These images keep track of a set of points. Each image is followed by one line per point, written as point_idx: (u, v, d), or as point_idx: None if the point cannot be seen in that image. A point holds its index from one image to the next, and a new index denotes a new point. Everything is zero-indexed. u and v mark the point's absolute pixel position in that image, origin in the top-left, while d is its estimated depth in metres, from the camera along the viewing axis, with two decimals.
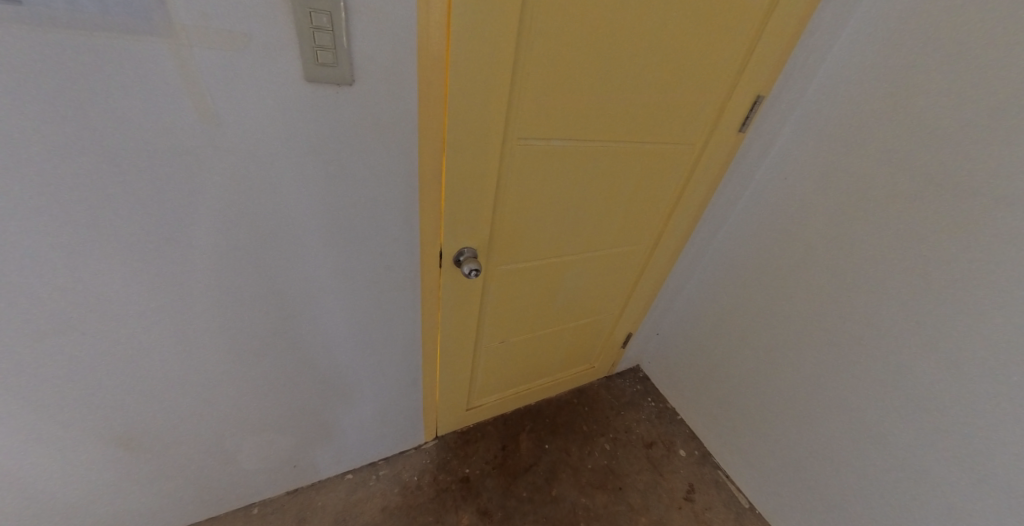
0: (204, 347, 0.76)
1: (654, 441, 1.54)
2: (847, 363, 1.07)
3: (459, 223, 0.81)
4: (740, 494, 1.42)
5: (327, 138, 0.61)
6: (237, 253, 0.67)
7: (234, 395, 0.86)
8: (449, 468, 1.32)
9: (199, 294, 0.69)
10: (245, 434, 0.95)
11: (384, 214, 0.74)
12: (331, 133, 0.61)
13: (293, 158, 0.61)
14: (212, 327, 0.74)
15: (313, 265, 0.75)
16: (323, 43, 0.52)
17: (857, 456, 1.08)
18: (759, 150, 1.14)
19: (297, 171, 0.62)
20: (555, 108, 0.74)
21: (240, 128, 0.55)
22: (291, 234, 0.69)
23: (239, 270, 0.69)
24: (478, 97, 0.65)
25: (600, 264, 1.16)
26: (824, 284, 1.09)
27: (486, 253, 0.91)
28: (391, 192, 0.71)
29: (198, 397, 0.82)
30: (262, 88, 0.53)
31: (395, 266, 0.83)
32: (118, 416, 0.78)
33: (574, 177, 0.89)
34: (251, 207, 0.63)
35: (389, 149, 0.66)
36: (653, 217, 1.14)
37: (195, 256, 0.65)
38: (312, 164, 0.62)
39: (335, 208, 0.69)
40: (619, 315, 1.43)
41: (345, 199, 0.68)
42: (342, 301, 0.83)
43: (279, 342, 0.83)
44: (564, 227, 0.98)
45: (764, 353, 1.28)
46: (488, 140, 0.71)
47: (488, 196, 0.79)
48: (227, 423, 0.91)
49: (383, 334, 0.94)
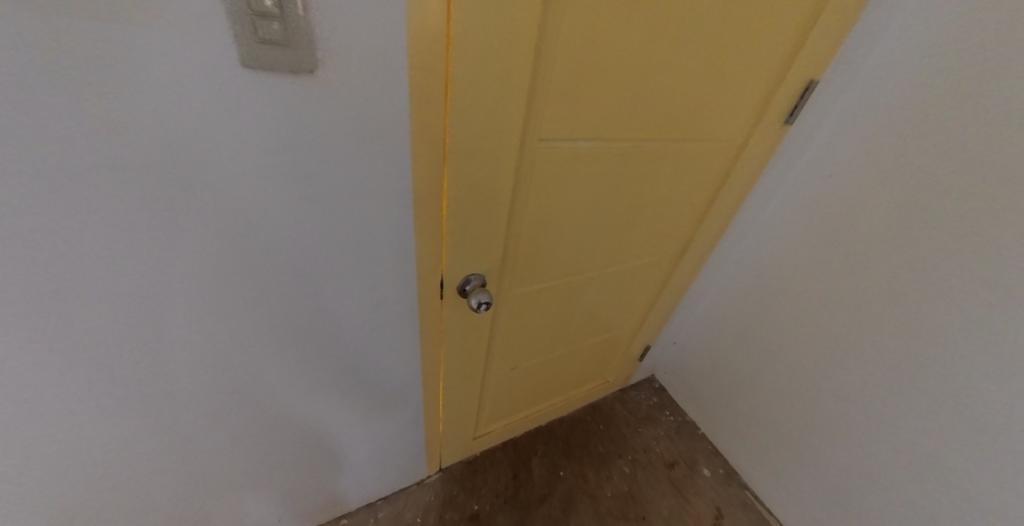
0: (150, 409, 0.61)
1: (675, 460, 1.42)
2: (897, 386, 0.93)
3: (467, 245, 0.66)
4: (771, 515, 1.31)
5: (290, 149, 0.46)
6: (183, 298, 0.52)
7: (200, 453, 0.72)
8: (456, 505, 1.19)
9: (135, 352, 0.54)
10: (219, 492, 0.82)
11: (372, 240, 0.59)
12: (293, 141, 0.45)
13: (242, 175, 0.45)
14: (158, 388, 0.59)
15: (286, 305, 0.60)
16: (266, 11, 0.37)
17: (908, 489, 0.96)
18: (801, 144, 0.97)
19: (248, 189, 0.47)
20: (584, 102, 0.59)
21: (160, 140, 0.40)
22: (250, 270, 0.54)
23: (187, 320, 0.54)
24: (491, 89, 0.50)
25: (622, 277, 1.02)
26: (875, 297, 0.93)
27: (496, 277, 0.76)
28: (379, 213, 0.57)
29: (157, 461, 0.69)
30: (188, 83, 0.38)
31: (387, 298, 0.68)
32: (55, 496, 0.63)
33: (599, 185, 0.74)
34: (193, 242, 0.48)
35: (373, 160, 0.51)
36: (681, 224, 1.00)
37: (122, 310, 0.49)
38: (271, 182, 0.47)
39: (306, 236, 0.54)
40: (639, 326, 1.30)
41: (320, 224, 0.53)
42: (322, 342, 0.68)
43: (248, 393, 0.68)
44: (585, 241, 0.84)
45: (801, 371, 1.14)
46: (501, 143, 0.56)
47: (500, 210, 0.64)
48: (195, 485, 0.77)
49: (374, 373, 0.80)
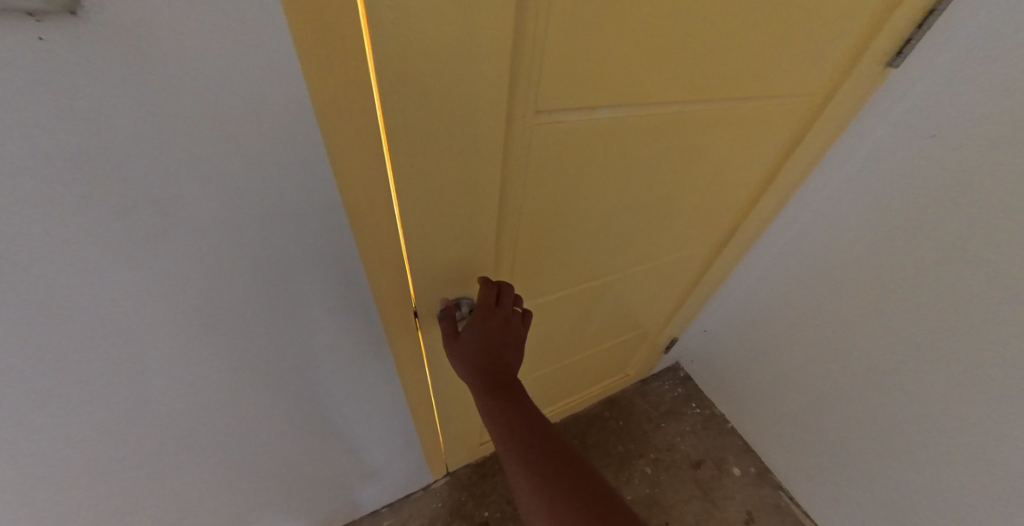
0: (75, 464, 0.52)
1: (702, 459, 1.30)
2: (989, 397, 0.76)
3: (439, 259, 0.48)
4: (808, 519, 1.20)
5: (105, 146, 0.27)
6: (47, 354, 0.38)
7: (160, 493, 0.65)
8: (464, 513, 1.11)
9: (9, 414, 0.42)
10: (200, 520, 0.76)
11: (303, 255, 0.43)
12: (98, 130, 0.26)
13: (30, 200, 0.28)
14: (73, 443, 0.49)
15: (203, 344, 0.47)
16: None
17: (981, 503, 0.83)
18: (906, 81, 0.67)
19: (58, 212, 0.29)
20: (609, 51, 0.37)
21: None
22: (124, 321, 0.39)
23: (62, 385, 0.42)
24: (442, 40, 0.29)
25: (651, 273, 0.83)
26: (975, 295, 0.72)
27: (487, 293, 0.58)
28: (302, 228, 0.40)
29: (114, 504, 0.62)
30: None
31: (344, 321, 0.54)
32: None
33: (626, 169, 0.53)
34: (16, 292, 0.32)
35: (265, 164, 0.34)
36: (729, 206, 0.78)
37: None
38: (97, 199, 0.30)
39: (206, 263, 0.39)
40: (666, 320, 1.12)
41: (214, 245, 0.38)
42: (266, 372, 0.55)
43: (193, 436, 0.58)
44: (606, 239, 0.64)
45: (866, 374, 0.94)
46: (473, 120, 0.35)
47: (483, 216, 0.46)
48: (170, 517, 0.71)
49: (345, 397, 0.67)
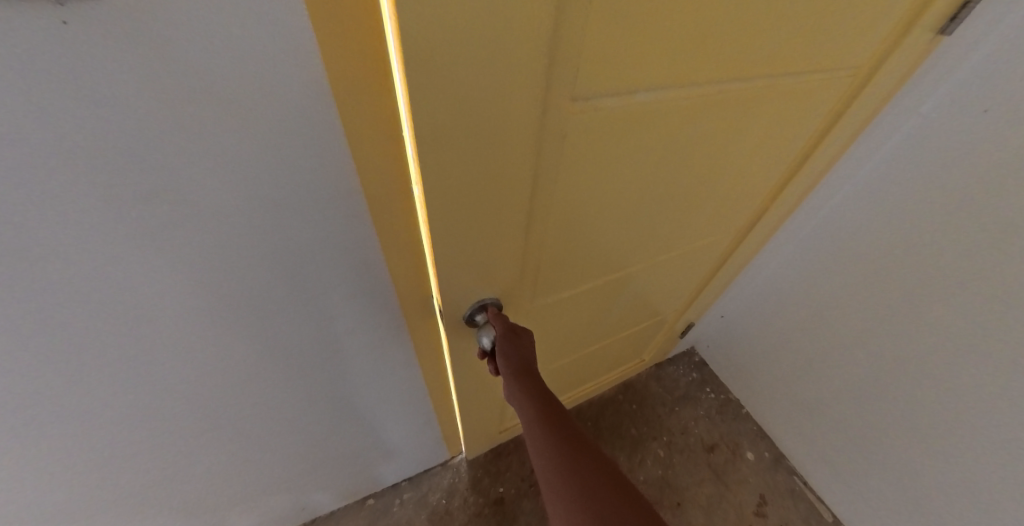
0: (117, 436, 0.56)
1: (715, 443, 1.31)
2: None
3: (464, 256, 0.46)
4: (822, 506, 1.19)
5: (135, 137, 0.28)
6: (84, 331, 0.40)
7: (195, 465, 0.68)
8: (479, 488, 1.15)
9: (55, 386, 0.44)
10: (230, 490, 0.80)
11: (328, 243, 0.44)
12: (114, 113, 0.26)
13: (76, 192, 0.29)
14: (118, 416, 0.52)
15: (234, 325, 0.48)
16: None
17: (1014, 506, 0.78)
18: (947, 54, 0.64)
19: (81, 193, 0.29)
20: (653, 33, 0.35)
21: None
22: (165, 300, 0.41)
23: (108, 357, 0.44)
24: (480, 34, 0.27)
25: (674, 262, 0.82)
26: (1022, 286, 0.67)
27: (511, 286, 0.57)
28: (324, 217, 0.41)
29: (154, 472, 0.66)
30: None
31: (369, 306, 0.55)
32: (61, 507, 0.63)
33: (658, 157, 0.51)
34: (50, 271, 0.33)
35: (293, 153, 0.34)
36: (758, 192, 0.75)
37: (5, 352, 0.38)
38: (136, 190, 0.31)
39: (233, 251, 0.40)
40: (685, 307, 1.10)
41: (242, 235, 0.38)
42: (291, 354, 0.57)
43: (223, 411, 0.61)
44: (632, 228, 0.63)
45: (893, 369, 0.89)
46: (505, 109, 0.33)
47: (510, 209, 0.44)
48: (203, 487, 0.75)
49: (366, 378, 0.69)
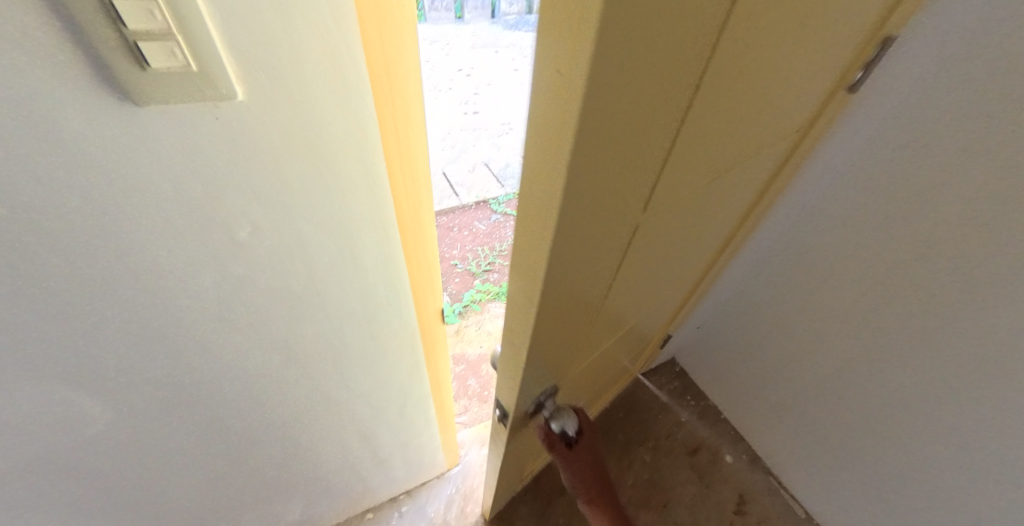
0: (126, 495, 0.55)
1: (698, 445, 1.38)
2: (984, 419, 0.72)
3: (533, 359, 0.44)
4: (797, 506, 1.26)
5: (184, 219, 0.30)
6: (96, 383, 0.39)
7: (197, 511, 0.67)
8: (476, 496, 1.19)
9: (52, 453, 0.42)
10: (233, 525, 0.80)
11: (354, 286, 0.47)
12: (167, 172, 0.28)
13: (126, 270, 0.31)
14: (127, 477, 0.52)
15: (255, 376, 0.49)
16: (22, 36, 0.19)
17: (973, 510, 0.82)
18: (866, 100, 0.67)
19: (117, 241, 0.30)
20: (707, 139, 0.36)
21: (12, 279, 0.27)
22: (198, 358, 0.43)
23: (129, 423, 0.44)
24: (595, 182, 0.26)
25: (672, 293, 0.87)
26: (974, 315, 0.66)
27: (568, 353, 0.54)
28: (356, 261, 0.44)
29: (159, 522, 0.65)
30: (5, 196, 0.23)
31: (387, 337, 0.58)
32: None
33: (682, 224, 0.53)
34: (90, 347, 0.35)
35: (335, 209, 0.38)
36: (737, 223, 0.82)
37: (32, 431, 0.38)
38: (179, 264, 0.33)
39: (258, 307, 0.41)
40: (671, 323, 1.18)
41: (274, 289, 0.41)
42: (306, 397, 0.57)
43: (231, 458, 0.60)
44: (651, 281, 0.65)
45: (850, 385, 0.92)
46: (595, 230, 0.32)
47: (575, 305, 0.43)
48: None
49: (375, 409, 0.71)
